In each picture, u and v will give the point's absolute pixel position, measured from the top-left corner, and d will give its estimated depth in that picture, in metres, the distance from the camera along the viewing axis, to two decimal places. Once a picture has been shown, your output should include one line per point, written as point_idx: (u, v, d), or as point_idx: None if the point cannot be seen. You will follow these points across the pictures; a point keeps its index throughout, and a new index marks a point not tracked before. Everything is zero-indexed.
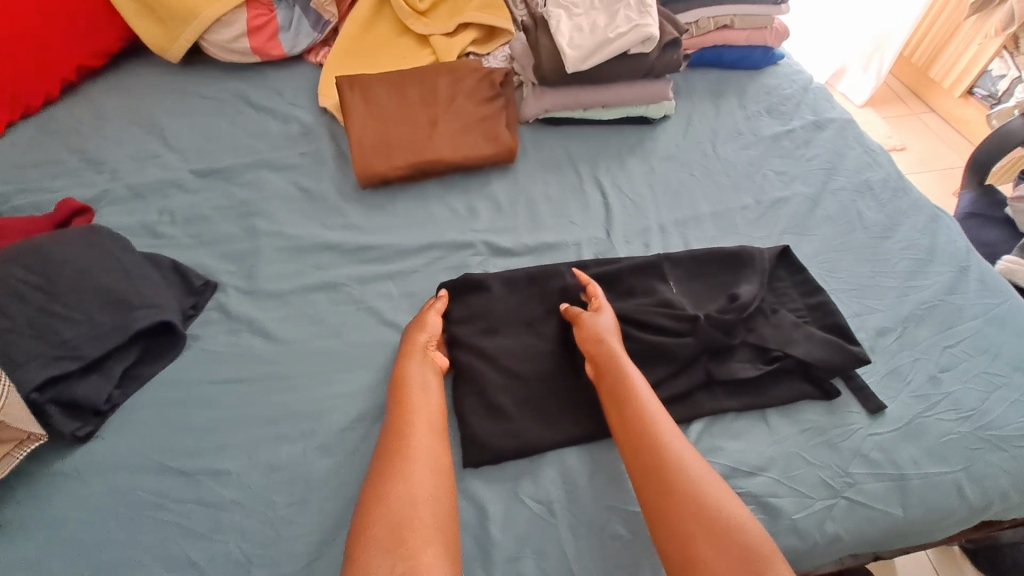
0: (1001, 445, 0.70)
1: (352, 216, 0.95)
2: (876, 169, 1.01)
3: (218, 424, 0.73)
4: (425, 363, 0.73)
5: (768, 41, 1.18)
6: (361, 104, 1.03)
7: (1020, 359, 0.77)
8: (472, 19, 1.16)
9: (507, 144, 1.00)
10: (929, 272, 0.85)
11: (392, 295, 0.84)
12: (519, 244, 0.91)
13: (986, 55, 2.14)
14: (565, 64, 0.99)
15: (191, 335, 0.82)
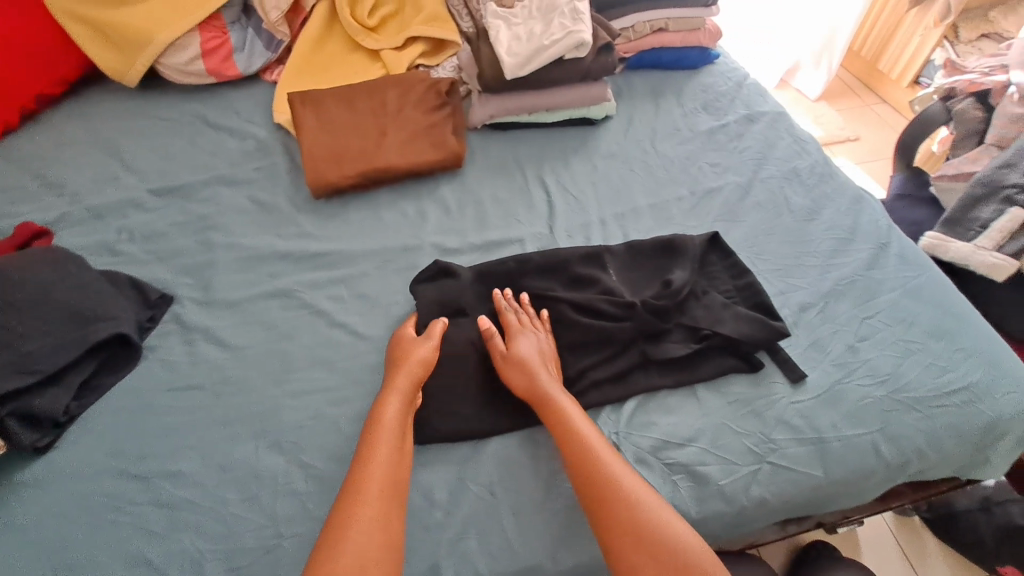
0: (915, 405, 0.75)
1: (305, 225, 0.99)
2: (804, 157, 1.07)
3: (175, 429, 0.76)
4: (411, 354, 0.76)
5: (703, 41, 1.24)
6: (313, 118, 1.08)
7: (935, 325, 0.82)
8: (419, 32, 1.21)
9: (453, 149, 1.04)
10: (850, 250, 0.91)
11: (344, 298, 0.88)
12: (466, 243, 0.95)
13: (928, 46, 2.22)
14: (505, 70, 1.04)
15: (147, 346, 0.85)
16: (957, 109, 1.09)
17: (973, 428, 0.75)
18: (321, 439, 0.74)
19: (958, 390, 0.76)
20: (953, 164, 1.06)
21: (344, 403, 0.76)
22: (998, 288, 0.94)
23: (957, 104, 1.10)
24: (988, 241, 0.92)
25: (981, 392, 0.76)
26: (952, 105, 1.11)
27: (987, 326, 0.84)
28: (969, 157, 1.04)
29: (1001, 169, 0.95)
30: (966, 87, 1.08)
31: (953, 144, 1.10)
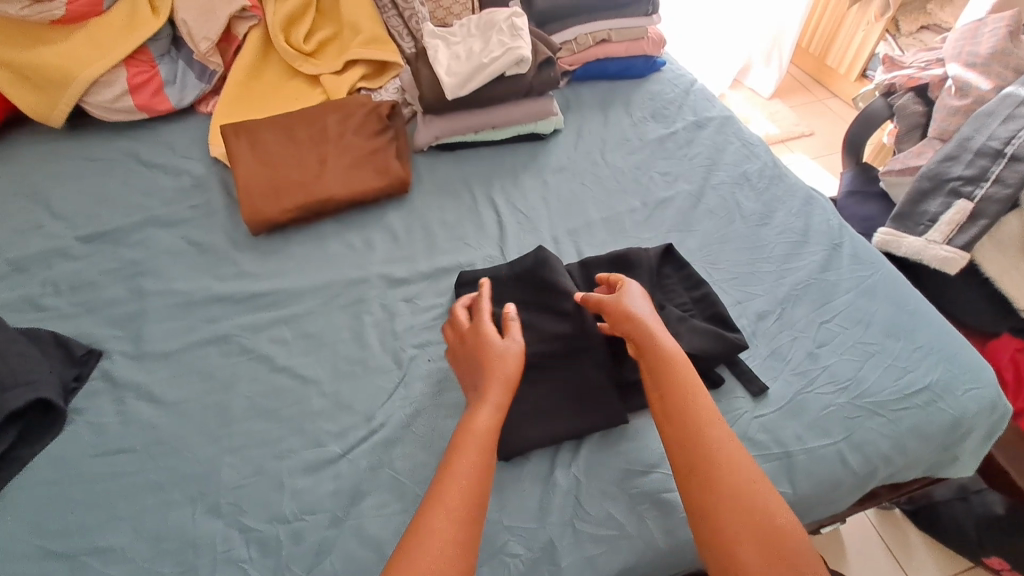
0: (878, 410, 0.73)
1: (244, 264, 0.94)
2: (753, 161, 1.07)
3: (104, 499, 0.70)
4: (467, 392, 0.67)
5: (647, 50, 1.24)
6: (249, 151, 1.03)
7: (893, 325, 0.81)
8: (358, 55, 1.17)
9: (397, 174, 1.01)
10: (804, 253, 0.90)
11: (286, 339, 0.83)
12: (415, 272, 0.91)
13: (871, 41, 2.27)
14: (445, 90, 1.01)
15: (74, 408, 0.79)
16: (897, 104, 1.09)
17: (939, 428, 0.73)
18: (263, 497, 0.68)
19: (919, 391, 0.75)
20: (899, 159, 1.06)
21: (288, 455, 0.71)
22: (952, 279, 0.94)
23: (896, 101, 1.11)
24: (940, 236, 0.91)
25: (943, 391, 0.75)
26: (893, 100, 1.12)
27: (944, 321, 0.83)
28: (913, 150, 1.05)
29: (944, 162, 0.96)
30: (905, 83, 1.10)
31: (897, 139, 1.10)
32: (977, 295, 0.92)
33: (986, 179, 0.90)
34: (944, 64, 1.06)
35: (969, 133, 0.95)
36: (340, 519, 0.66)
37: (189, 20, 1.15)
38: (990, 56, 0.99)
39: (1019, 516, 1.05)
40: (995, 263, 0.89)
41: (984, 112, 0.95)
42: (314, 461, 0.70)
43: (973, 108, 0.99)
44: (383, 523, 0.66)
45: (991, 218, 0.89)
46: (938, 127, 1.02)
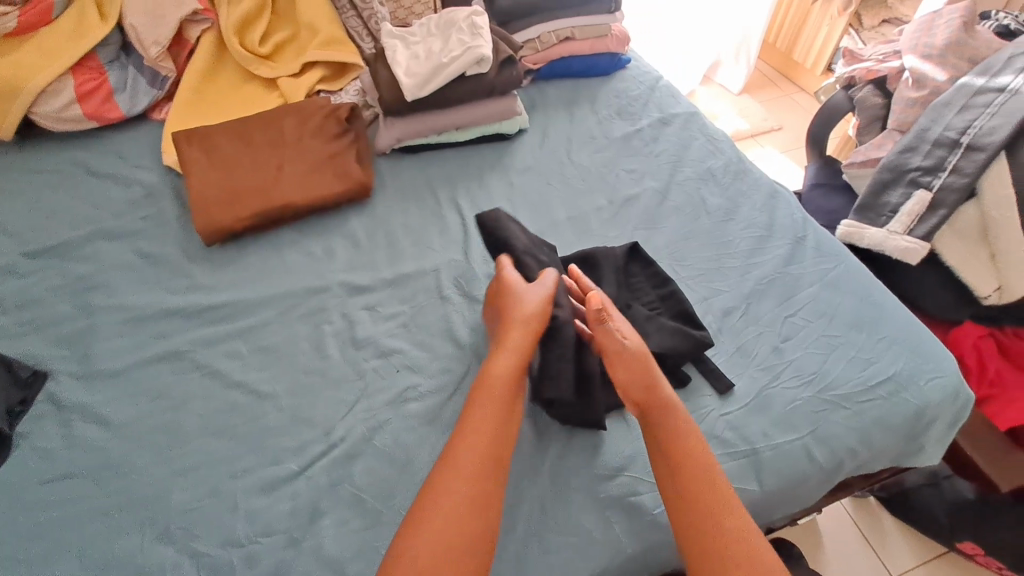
0: (843, 403, 0.73)
1: (199, 275, 0.90)
2: (717, 156, 1.06)
3: (48, 530, 0.66)
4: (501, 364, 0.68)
5: (611, 47, 1.23)
6: (203, 158, 1.00)
7: (856, 317, 0.81)
8: (315, 57, 1.14)
9: (357, 178, 0.98)
10: (768, 247, 0.90)
11: (242, 353, 0.80)
12: (377, 279, 0.89)
13: (836, 35, 2.30)
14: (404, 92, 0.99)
15: (17, 434, 0.75)
16: (858, 96, 1.11)
17: (903, 418, 0.73)
18: (217, 520, 0.66)
19: (883, 382, 0.75)
20: (861, 150, 1.07)
21: (243, 474, 0.69)
22: (914, 270, 0.94)
23: (857, 93, 1.12)
24: (900, 226, 0.92)
25: (907, 381, 0.75)
26: (854, 93, 1.13)
27: (907, 312, 0.84)
28: (874, 142, 1.05)
29: (903, 153, 0.96)
30: (864, 75, 1.11)
31: (859, 131, 1.11)
32: (939, 284, 0.93)
33: (944, 169, 0.91)
34: (901, 56, 1.07)
35: (928, 124, 0.96)
36: (298, 540, 0.64)
37: (138, 25, 1.09)
38: (945, 47, 1.01)
39: (986, 500, 1.06)
40: (953, 252, 0.90)
41: (943, 103, 0.96)
42: (271, 480, 0.68)
43: (930, 99, 1.00)
44: (343, 541, 0.64)
45: (949, 208, 0.89)
46: (898, 119, 1.03)
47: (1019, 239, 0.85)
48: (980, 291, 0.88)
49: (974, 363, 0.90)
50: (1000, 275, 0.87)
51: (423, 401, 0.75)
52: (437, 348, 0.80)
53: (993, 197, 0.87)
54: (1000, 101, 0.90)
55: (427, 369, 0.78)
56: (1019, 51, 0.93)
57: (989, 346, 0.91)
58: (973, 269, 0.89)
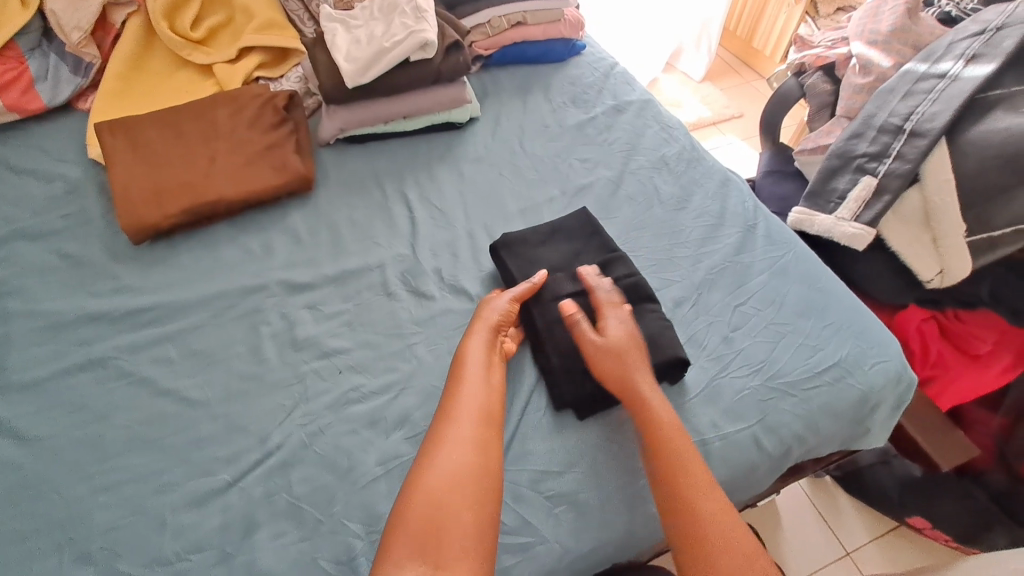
0: (790, 391, 0.73)
1: (126, 276, 0.84)
2: (671, 144, 1.05)
3: None
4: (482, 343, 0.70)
5: (564, 33, 1.20)
6: (129, 152, 0.94)
7: (804, 304, 0.81)
8: (252, 42, 1.08)
9: (298, 170, 0.93)
10: (720, 235, 0.89)
11: (171, 358, 0.76)
12: (319, 276, 0.84)
13: (793, 23, 2.33)
14: (345, 78, 0.95)
15: None
16: (808, 83, 1.11)
17: (848, 404, 0.74)
18: (142, 538, 0.61)
19: (829, 368, 0.75)
20: (812, 137, 1.07)
21: (171, 488, 0.64)
22: (861, 255, 0.95)
23: (807, 80, 1.12)
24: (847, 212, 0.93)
25: (852, 366, 0.76)
26: (804, 80, 1.13)
27: (852, 296, 0.84)
28: (824, 128, 1.06)
29: (850, 139, 0.97)
30: (813, 62, 1.11)
31: (810, 117, 1.11)
32: (885, 269, 0.94)
33: (888, 156, 0.92)
34: (848, 42, 1.08)
35: (875, 109, 0.97)
36: (230, 556, 0.60)
37: (57, 9, 1.02)
38: (890, 34, 1.01)
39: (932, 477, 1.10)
40: (898, 237, 0.90)
41: (889, 88, 0.97)
42: (201, 493, 0.64)
43: (876, 85, 1.01)
44: (279, 555, 0.60)
45: (894, 193, 0.90)
46: (847, 105, 1.03)
47: (958, 223, 0.87)
48: (923, 275, 0.90)
49: (916, 347, 0.92)
50: (941, 259, 0.88)
51: (366, 403, 0.71)
52: (381, 347, 0.76)
53: (934, 182, 0.89)
54: (943, 86, 0.91)
55: (370, 371, 0.74)
56: (960, 36, 0.94)
57: (932, 329, 0.92)
58: (917, 253, 0.90)
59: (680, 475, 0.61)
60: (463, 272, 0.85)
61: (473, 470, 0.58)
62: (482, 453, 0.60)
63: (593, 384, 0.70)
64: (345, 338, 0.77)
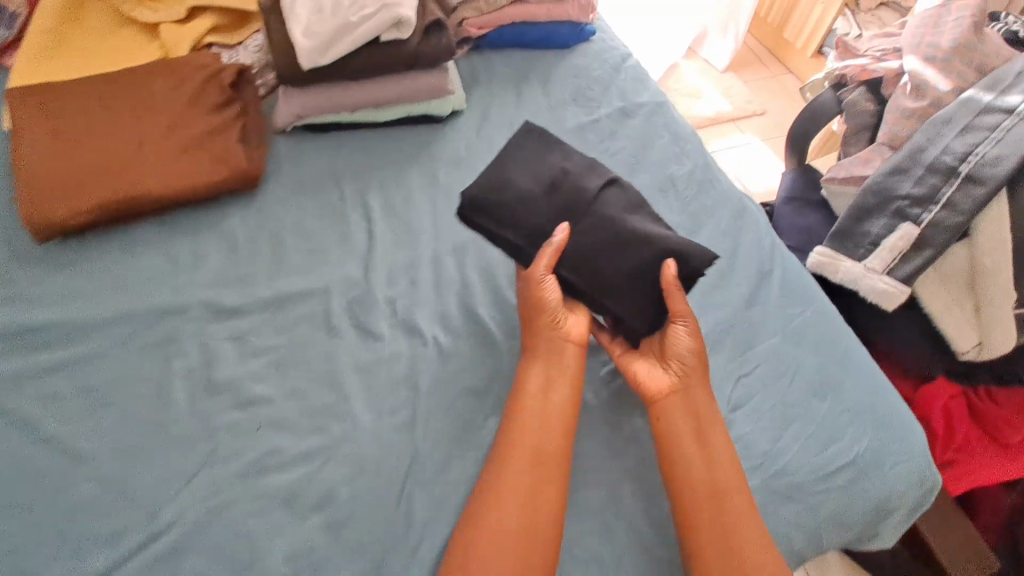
0: (791, 494, 0.62)
1: (27, 283, 0.72)
2: (683, 161, 0.90)
3: None
4: (545, 356, 0.65)
5: (572, 15, 1.03)
6: (42, 128, 0.79)
7: (818, 380, 0.69)
8: (204, 2, 0.92)
9: (240, 167, 0.79)
10: (728, 283, 0.76)
11: (65, 393, 0.65)
12: (252, 299, 0.72)
13: (830, 13, 2.12)
14: (300, 57, 0.79)
15: None
16: (848, 99, 0.94)
17: (858, 513, 0.62)
18: None
19: (842, 467, 0.63)
20: (846, 164, 0.92)
21: (41, 565, 0.54)
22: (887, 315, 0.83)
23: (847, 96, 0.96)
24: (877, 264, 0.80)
25: (871, 465, 0.64)
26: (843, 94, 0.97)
27: (876, 368, 0.72)
28: (860, 156, 0.91)
29: (892, 175, 0.82)
30: (857, 75, 0.95)
31: (845, 140, 0.96)
32: (912, 334, 0.81)
33: (936, 202, 0.78)
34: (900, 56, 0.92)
35: (924, 143, 0.81)
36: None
37: None
38: (951, 50, 0.85)
39: None
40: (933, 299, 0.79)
41: (942, 118, 0.81)
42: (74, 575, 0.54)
43: (928, 112, 0.85)
44: None
45: (937, 248, 0.77)
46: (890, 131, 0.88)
47: (1009, 292, 0.74)
48: (959, 345, 0.78)
49: (944, 424, 0.80)
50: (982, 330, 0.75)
51: (286, 470, 0.61)
52: (313, 397, 0.65)
53: (986, 239, 0.75)
54: (1008, 124, 0.76)
55: (296, 425, 0.63)
56: None
57: (960, 408, 0.80)
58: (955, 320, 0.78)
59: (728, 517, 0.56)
60: (421, 306, 0.72)
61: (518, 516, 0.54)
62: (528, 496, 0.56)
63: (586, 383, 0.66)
64: (272, 382, 0.66)
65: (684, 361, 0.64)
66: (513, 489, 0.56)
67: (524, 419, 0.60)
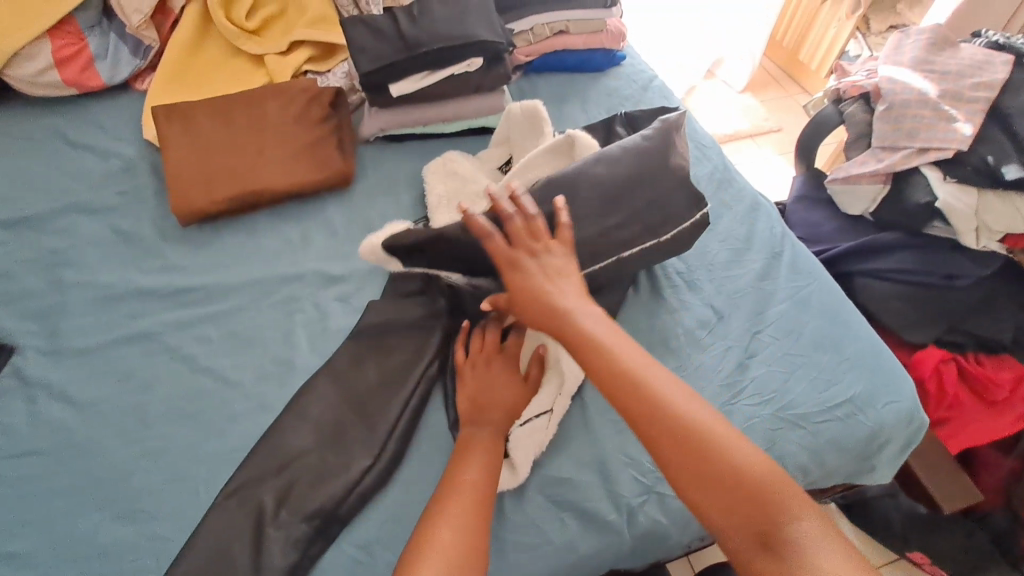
0: (799, 422, 0.77)
1: (171, 257, 0.90)
2: (704, 164, 1.05)
3: (29, 493, 0.69)
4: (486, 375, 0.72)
5: (606, 43, 1.20)
6: (180, 136, 0.97)
7: (820, 338, 0.84)
8: (302, 37, 1.10)
9: (337, 168, 0.96)
10: (744, 261, 0.92)
11: (212, 338, 0.81)
12: (352, 269, 0.88)
13: (842, 38, 2.03)
14: (378, 111, 1.02)
15: (15, 364, 0.79)
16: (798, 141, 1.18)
17: (855, 439, 0.77)
18: (201, 468, 0.71)
19: (841, 403, 0.78)
20: (916, 116, 0.97)
21: (209, 448, 0.72)
22: (872, 286, 1.01)
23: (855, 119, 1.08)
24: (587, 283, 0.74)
25: (836, 429, 0.77)
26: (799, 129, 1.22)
27: (868, 369, 0.81)
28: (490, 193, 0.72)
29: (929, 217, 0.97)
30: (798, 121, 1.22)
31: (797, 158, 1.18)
32: (907, 307, 0.98)
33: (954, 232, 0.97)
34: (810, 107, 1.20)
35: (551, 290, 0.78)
36: (230, 545, 0.62)
37: None
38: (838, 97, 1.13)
39: None
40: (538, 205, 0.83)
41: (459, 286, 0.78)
42: (235, 453, 0.71)
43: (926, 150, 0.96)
44: (287, 550, 0.62)
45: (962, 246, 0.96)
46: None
47: (971, 237, 0.94)
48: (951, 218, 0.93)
49: (979, 395, 0.95)
50: (968, 227, 0.93)
51: None
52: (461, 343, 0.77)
53: (981, 230, 0.93)
54: (1016, 72, 0.97)
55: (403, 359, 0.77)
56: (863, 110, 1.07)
57: (950, 370, 0.95)
58: (973, 231, 0.93)
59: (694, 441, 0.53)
60: None
61: (472, 552, 0.55)
62: (483, 502, 0.59)
63: (447, 54, 0.97)
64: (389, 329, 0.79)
65: (471, 477, 0.61)
66: (463, 480, 0.60)
67: (464, 474, 0.61)
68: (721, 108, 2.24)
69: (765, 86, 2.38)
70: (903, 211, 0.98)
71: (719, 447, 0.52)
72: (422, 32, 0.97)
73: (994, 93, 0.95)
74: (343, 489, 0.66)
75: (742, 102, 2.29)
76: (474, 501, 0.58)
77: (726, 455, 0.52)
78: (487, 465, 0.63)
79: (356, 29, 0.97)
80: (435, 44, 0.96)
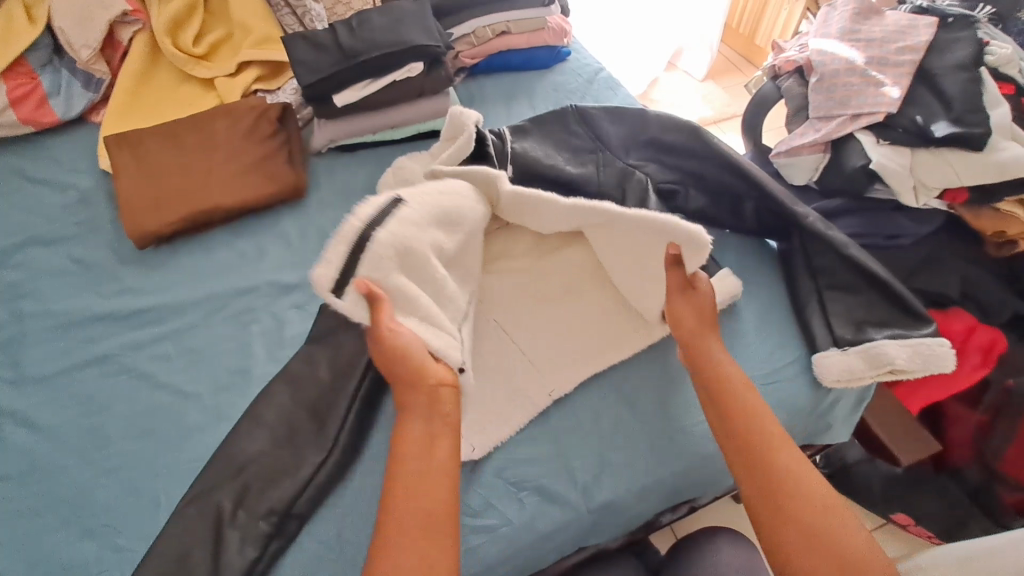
0: None
1: (129, 280, 0.92)
2: None
3: None
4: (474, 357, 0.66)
5: (548, 40, 1.22)
6: (131, 161, 0.99)
7: (765, 304, 0.85)
8: (248, 57, 1.12)
9: (288, 181, 0.98)
10: None
11: (169, 355, 0.83)
12: (306, 277, 0.90)
13: (794, 20, 2.06)
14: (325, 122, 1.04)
15: None
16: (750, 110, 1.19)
17: (804, 399, 0.79)
18: (163, 481, 0.72)
19: (785, 363, 0.80)
20: (846, 83, 1.00)
21: (169, 461, 0.73)
22: None
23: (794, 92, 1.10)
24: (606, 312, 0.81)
25: (781, 389, 0.79)
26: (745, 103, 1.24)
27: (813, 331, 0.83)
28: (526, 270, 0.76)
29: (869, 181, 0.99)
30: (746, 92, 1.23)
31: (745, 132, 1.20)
32: None
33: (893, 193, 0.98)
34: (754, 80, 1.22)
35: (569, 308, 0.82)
36: (188, 552, 0.64)
37: (67, 28, 1.11)
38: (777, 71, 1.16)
39: None
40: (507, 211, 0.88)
41: None
42: (196, 464, 0.73)
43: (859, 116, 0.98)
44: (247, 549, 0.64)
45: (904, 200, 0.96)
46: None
47: (910, 196, 0.95)
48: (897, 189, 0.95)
49: None
50: (905, 186, 0.94)
51: None
52: None
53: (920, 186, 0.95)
54: (940, 34, 1.00)
55: None
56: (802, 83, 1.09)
57: None
58: (910, 190, 0.95)
59: (781, 481, 0.58)
60: None
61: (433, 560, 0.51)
62: (439, 508, 0.54)
63: (387, 61, 1.00)
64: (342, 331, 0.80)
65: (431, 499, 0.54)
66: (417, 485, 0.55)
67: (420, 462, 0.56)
68: (684, 98, 2.28)
69: (726, 72, 2.41)
70: (844, 177, 0.99)
71: (804, 483, 0.58)
72: (362, 41, 0.99)
73: (919, 56, 0.98)
74: (298, 489, 0.68)
75: (704, 91, 2.32)
76: (430, 507, 0.53)
77: (809, 485, 0.58)
78: (436, 459, 0.57)
79: (296, 44, 0.99)
80: (375, 51, 0.99)
